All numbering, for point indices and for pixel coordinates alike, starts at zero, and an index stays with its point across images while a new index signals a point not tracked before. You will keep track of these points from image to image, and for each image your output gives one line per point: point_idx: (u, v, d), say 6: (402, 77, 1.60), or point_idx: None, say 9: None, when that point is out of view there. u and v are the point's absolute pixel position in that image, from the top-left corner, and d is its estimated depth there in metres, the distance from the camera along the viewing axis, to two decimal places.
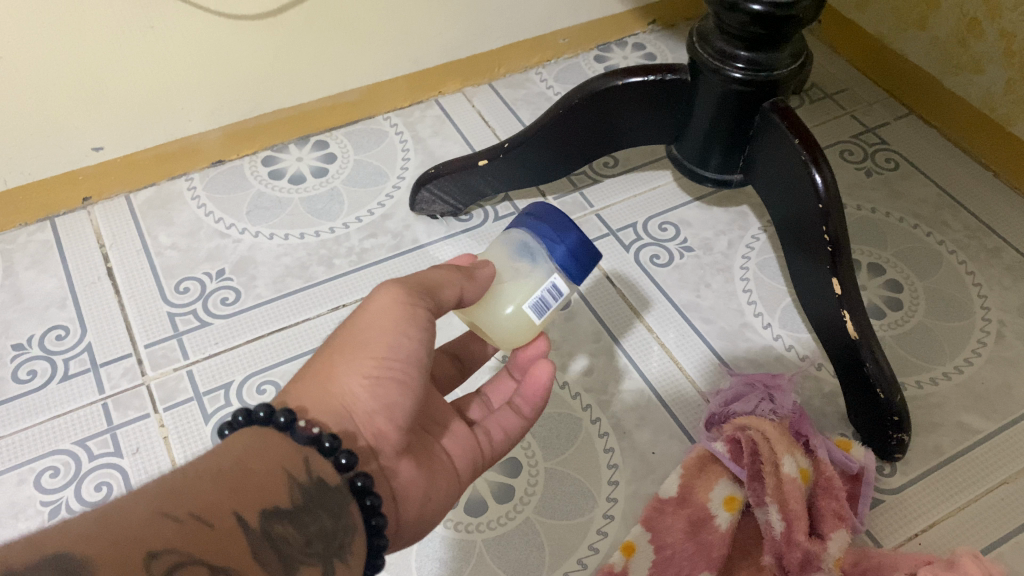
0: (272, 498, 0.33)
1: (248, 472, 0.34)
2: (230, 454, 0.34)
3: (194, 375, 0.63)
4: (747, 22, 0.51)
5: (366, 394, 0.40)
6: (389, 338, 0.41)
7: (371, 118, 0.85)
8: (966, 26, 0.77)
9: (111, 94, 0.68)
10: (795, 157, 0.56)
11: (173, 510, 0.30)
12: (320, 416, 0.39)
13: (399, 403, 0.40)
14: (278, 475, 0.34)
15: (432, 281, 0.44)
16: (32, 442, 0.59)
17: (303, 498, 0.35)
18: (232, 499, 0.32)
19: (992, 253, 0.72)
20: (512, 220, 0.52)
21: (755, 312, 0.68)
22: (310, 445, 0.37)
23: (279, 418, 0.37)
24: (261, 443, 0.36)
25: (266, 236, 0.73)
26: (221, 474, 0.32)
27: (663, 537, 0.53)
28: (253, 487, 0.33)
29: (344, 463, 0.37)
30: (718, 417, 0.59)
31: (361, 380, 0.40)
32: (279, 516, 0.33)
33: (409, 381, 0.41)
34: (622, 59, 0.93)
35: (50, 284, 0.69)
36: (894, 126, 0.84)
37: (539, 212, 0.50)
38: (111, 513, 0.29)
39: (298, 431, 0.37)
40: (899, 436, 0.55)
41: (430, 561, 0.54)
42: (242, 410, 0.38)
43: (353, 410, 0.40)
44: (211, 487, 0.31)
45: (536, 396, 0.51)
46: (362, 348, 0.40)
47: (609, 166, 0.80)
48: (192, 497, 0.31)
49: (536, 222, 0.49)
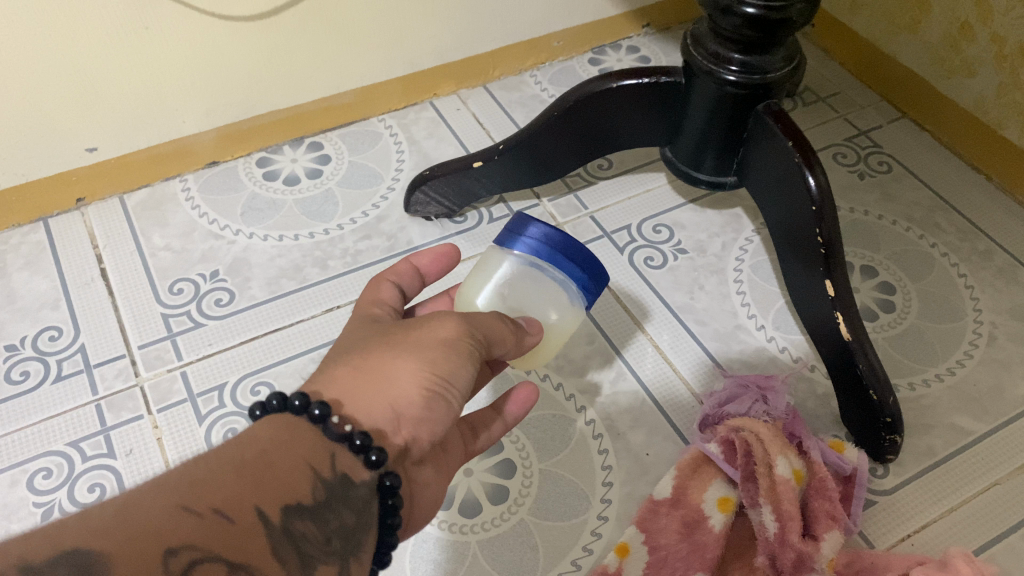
0: (294, 493, 0.33)
1: (272, 464, 0.33)
2: (255, 443, 0.34)
3: (188, 376, 0.63)
4: (741, 25, 0.51)
5: (420, 403, 0.39)
6: (452, 366, 0.40)
7: (366, 119, 0.85)
8: (958, 30, 0.78)
9: (104, 94, 0.68)
10: (788, 160, 0.56)
11: (194, 504, 0.30)
12: (355, 413, 0.38)
13: (443, 420, 0.40)
14: (302, 469, 0.34)
15: (492, 333, 0.43)
16: (25, 443, 0.59)
17: (325, 495, 0.34)
18: (254, 494, 0.32)
19: (984, 256, 0.72)
20: (536, 249, 0.49)
21: (749, 314, 0.68)
22: (340, 441, 0.36)
23: (314, 410, 0.36)
24: (288, 434, 0.35)
25: (261, 237, 0.73)
26: (245, 465, 0.32)
27: (657, 538, 0.53)
28: (276, 480, 0.33)
29: (373, 460, 0.36)
30: (712, 418, 0.59)
31: (420, 390, 0.39)
32: (301, 512, 0.33)
33: (454, 404, 0.41)
34: (617, 62, 0.93)
35: (43, 285, 0.69)
36: (887, 129, 0.85)
37: (567, 250, 0.48)
38: (131, 506, 0.29)
39: (330, 427, 0.36)
40: (892, 437, 0.55)
41: (425, 561, 0.54)
42: (277, 395, 0.37)
43: (398, 413, 0.38)
44: (233, 479, 0.31)
45: (525, 406, 0.51)
46: (426, 361, 0.39)
47: (604, 168, 0.81)
48: (213, 491, 0.31)
49: (568, 262, 0.48)
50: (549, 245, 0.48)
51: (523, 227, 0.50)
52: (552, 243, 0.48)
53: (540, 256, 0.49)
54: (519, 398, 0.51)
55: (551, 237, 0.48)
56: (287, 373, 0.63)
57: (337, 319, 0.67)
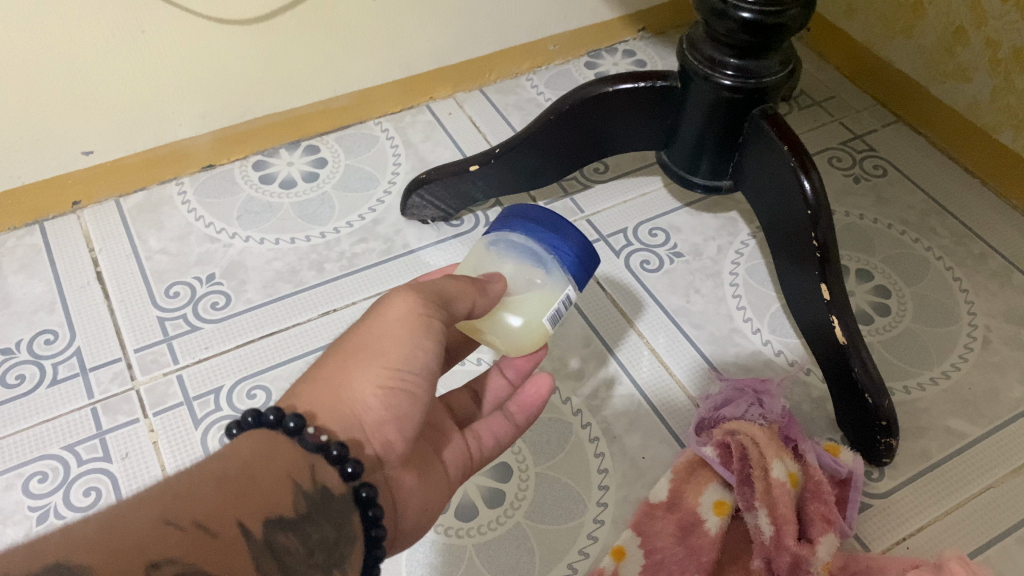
0: (276, 506, 0.33)
1: (254, 477, 0.34)
2: (237, 457, 0.34)
3: (184, 380, 0.63)
4: (736, 30, 0.51)
5: (379, 403, 0.39)
6: (405, 348, 0.40)
7: (362, 123, 0.85)
8: (953, 35, 0.78)
9: (101, 95, 0.68)
10: (784, 165, 0.57)
11: (176, 518, 0.30)
12: (329, 422, 0.38)
13: (410, 414, 0.40)
14: (284, 483, 0.34)
15: (448, 291, 0.42)
16: (20, 447, 0.59)
17: (308, 507, 0.35)
18: (236, 507, 0.32)
19: (979, 259, 0.73)
20: (502, 223, 0.51)
21: (744, 317, 0.68)
22: (318, 453, 0.36)
23: (288, 423, 0.36)
24: (267, 448, 0.35)
25: (257, 241, 0.73)
26: (227, 479, 0.32)
27: (653, 541, 0.53)
28: (258, 492, 0.33)
29: (350, 472, 0.37)
30: (708, 421, 0.60)
31: (377, 388, 0.39)
32: (283, 527, 0.33)
33: (420, 391, 0.41)
34: (613, 66, 0.93)
35: (38, 289, 0.69)
36: (882, 133, 0.85)
37: (545, 221, 0.48)
38: (113, 519, 0.29)
39: (306, 438, 0.37)
40: (887, 441, 0.56)
41: (420, 564, 0.54)
42: (252, 411, 0.37)
43: (362, 417, 0.39)
44: (216, 492, 0.32)
45: (534, 405, 0.52)
46: (376, 354, 0.40)
47: (600, 172, 0.81)
48: (195, 504, 0.31)
49: (529, 224, 0.49)
50: (527, 219, 0.49)
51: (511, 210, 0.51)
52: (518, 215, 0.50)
53: (505, 226, 0.50)
54: (532, 393, 0.52)
55: (530, 213, 0.49)
56: (282, 377, 0.63)
57: (334, 323, 0.67)
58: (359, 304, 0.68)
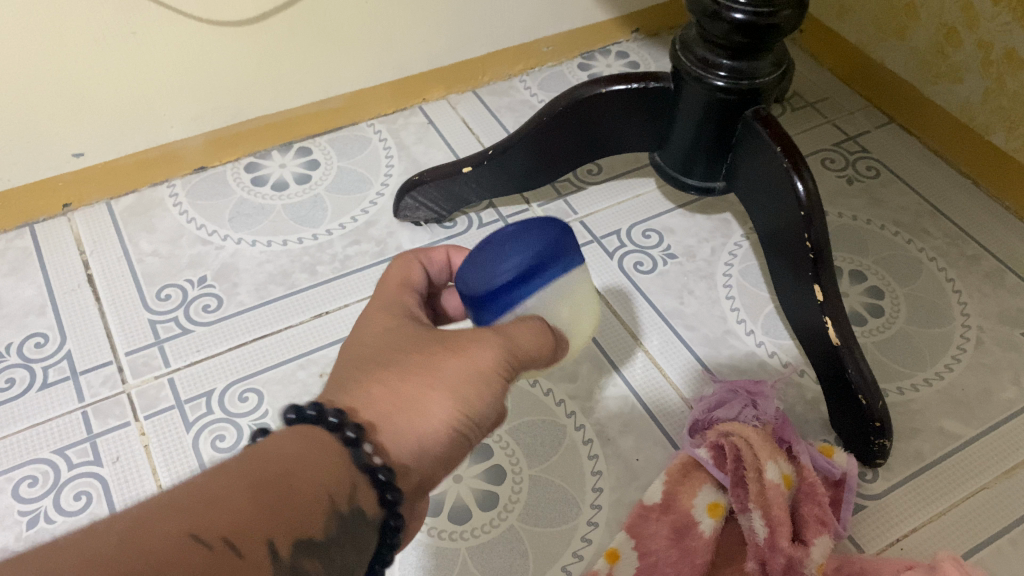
0: (309, 526, 0.31)
1: (294, 489, 0.31)
2: (278, 460, 0.31)
3: (175, 383, 0.62)
4: (729, 31, 0.51)
5: (446, 440, 0.37)
6: (488, 400, 0.38)
7: (354, 126, 0.85)
8: (944, 37, 0.78)
9: (91, 96, 0.68)
10: (777, 165, 0.57)
11: (205, 533, 0.27)
12: (381, 446, 0.35)
13: (461, 457, 0.38)
14: (321, 501, 0.31)
15: (529, 354, 0.40)
16: (11, 450, 0.58)
17: (337, 529, 0.32)
18: (269, 522, 0.29)
19: (971, 260, 0.73)
20: (501, 306, 0.42)
21: (738, 318, 0.68)
22: (364, 473, 0.34)
23: (349, 433, 0.33)
24: (313, 454, 0.32)
25: (249, 243, 0.73)
26: (264, 488, 0.30)
27: (648, 544, 0.53)
28: (295, 508, 0.30)
29: (390, 499, 0.35)
30: (701, 423, 0.59)
31: (450, 427, 0.37)
32: (310, 551, 0.31)
33: (477, 437, 0.39)
34: (606, 67, 0.93)
35: (29, 292, 0.68)
36: (874, 134, 0.85)
37: (525, 276, 0.42)
38: (136, 528, 0.27)
39: (361, 454, 0.34)
40: (880, 441, 0.55)
41: (412, 565, 0.54)
42: (300, 406, 0.34)
43: (424, 451, 0.36)
44: (250, 503, 0.29)
45: None
46: (462, 397, 0.37)
47: (593, 173, 0.81)
48: (225, 517, 0.28)
49: (529, 288, 0.42)
50: (510, 285, 0.42)
51: (476, 297, 0.42)
52: (510, 291, 0.42)
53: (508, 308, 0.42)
54: None
55: (507, 279, 0.41)
56: (274, 380, 0.63)
57: (326, 325, 0.67)
58: (350, 306, 0.68)
